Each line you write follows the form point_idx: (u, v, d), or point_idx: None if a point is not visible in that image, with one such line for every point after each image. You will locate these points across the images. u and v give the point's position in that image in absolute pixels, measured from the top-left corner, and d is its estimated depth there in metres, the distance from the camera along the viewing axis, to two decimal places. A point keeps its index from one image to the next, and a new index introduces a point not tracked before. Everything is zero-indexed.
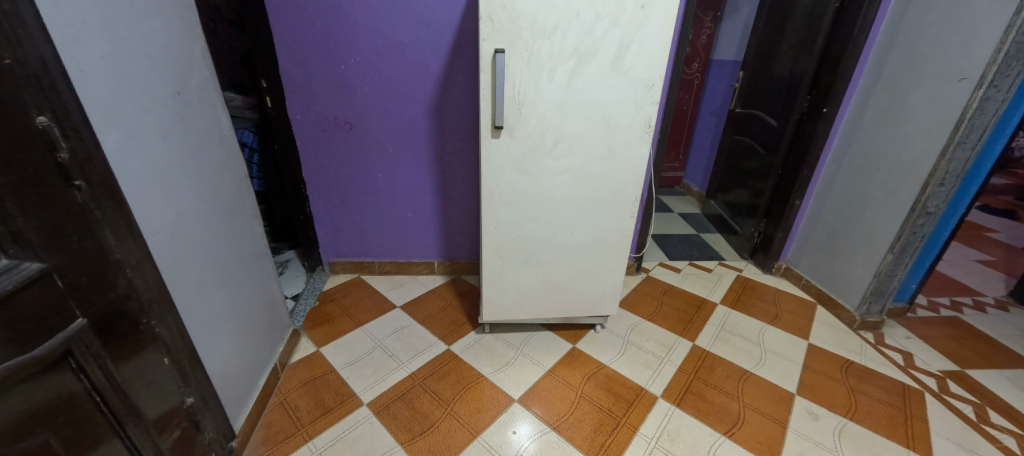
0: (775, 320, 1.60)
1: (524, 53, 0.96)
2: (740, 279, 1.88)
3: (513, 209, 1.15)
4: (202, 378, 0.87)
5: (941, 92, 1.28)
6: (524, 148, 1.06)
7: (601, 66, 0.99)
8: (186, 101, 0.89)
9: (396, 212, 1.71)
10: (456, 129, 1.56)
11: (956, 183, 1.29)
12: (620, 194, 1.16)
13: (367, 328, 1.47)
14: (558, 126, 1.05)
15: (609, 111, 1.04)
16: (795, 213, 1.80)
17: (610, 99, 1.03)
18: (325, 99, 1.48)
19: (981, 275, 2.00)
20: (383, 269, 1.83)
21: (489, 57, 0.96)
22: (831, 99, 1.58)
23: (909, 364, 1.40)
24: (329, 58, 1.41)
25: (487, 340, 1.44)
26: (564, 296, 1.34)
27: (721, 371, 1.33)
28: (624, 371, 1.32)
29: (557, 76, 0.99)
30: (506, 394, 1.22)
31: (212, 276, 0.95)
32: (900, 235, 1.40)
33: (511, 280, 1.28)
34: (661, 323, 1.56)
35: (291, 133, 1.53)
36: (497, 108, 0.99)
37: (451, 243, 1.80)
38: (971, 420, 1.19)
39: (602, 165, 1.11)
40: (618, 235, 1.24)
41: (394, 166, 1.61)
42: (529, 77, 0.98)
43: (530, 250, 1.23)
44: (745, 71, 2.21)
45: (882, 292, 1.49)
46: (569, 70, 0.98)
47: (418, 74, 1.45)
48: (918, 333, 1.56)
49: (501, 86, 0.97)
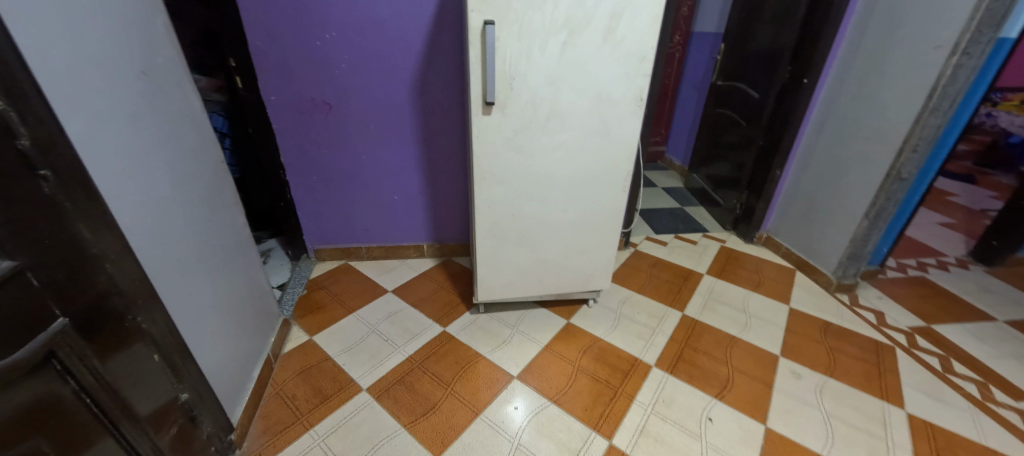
0: (757, 287, 1.67)
1: (515, 25, 0.92)
2: (724, 249, 1.93)
3: (506, 187, 1.14)
4: (195, 372, 0.85)
5: (917, 60, 1.32)
6: (516, 125, 1.04)
7: (593, 37, 0.96)
8: (153, 81, 0.83)
9: (382, 195, 1.67)
10: (441, 107, 1.51)
11: (928, 149, 1.35)
12: (613, 169, 1.16)
13: (360, 314, 1.45)
14: (551, 101, 1.02)
15: (601, 84, 1.02)
16: (776, 183, 1.85)
17: (602, 71, 1.01)
18: (300, 78, 1.40)
19: (944, 237, 2.13)
20: (371, 254, 1.79)
21: (478, 31, 0.92)
22: (811, 69, 1.60)
23: (881, 323, 1.49)
24: (302, 34, 1.33)
25: (483, 320, 1.44)
26: (558, 273, 1.35)
27: (710, 339, 1.38)
28: (618, 343, 1.35)
29: (549, 49, 0.96)
30: (505, 372, 1.23)
31: (197, 267, 0.91)
32: (876, 201, 1.46)
33: (506, 259, 1.28)
34: (651, 295, 1.60)
35: (266, 116, 1.46)
36: (488, 83, 0.96)
37: (440, 225, 1.77)
38: (937, 371, 1.29)
39: (595, 140, 1.10)
40: (610, 211, 1.24)
41: (378, 148, 1.56)
42: (521, 50, 0.95)
43: (524, 228, 1.22)
44: (726, 43, 2.21)
45: (857, 256, 1.56)
46: (561, 43, 0.95)
47: (400, 50, 1.39)
48: (889, 293, 1.66)
49: (490, 61, 0.94)
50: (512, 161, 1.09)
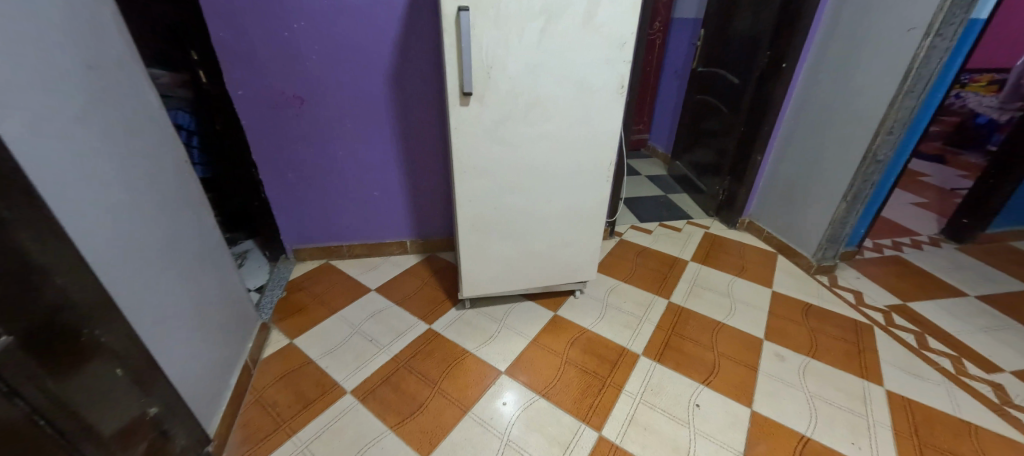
0: (741, 271, 1.69)
1: (490, 10, 0.88)
2: (707, 235, 1.95)
3: (487, 180, 1.11)
4: (164, 385, 0.81)
5: (892, 42, 1.33)
6: (495, 115, 1.01)
7: (572, 23, 0.93)
8: (102, 76, 0.77)
9: (362, 191, 1.62)
10: (419, 99, 1.47)
11: (902, 131, 1.37)
12: (597, 158, 1.14)
13: (342, 315, 1.41)
14: (531, 90, 0.99)
15: (582, 70, 0.99)
16: (757, 168, 1.86)
17: (582, 57, 0.98)
18: (268, 70, 1.33)
19: (917, 216, 2.19)
20: (352, 252, 1.74)
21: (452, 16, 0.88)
22: (790, 54, 1.60)
23: (860, 302, 1.53)
24: (268, 24, 1.26)
25: (469, 315, 1.42)
26: (544, 265, 1.33)
27: (696, 325, 1.39)
28: (606, 334, 1.35)
29: (527, 36, 0.93)
30: (493, 367, 1.22)
31: (161, 274, 0.86)
32: (853, 184, 1.48)
33: (490, 253, 1.26)
34: (637, 283, 1.60)
35: (233, 111, 1.39)
36: (465, 72, 0.92)
37: (422, 220, 1.73)
38: (913, 347, 1.33)
39: (576, 130, 1.08)
40: (595, 201, 1.22)
41: (355, 142, 1.51)
42: (498, 36, 0.91)
43: (508, 220, 1.20)
44: (706, 29, 2.20)
45: (836, 239, 1.59)
46: (539, 29, 0.92)
47: (373, 40, 1.33)
48: (866, 273, 1.70)
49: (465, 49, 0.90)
50: (492, 152, 1.06)
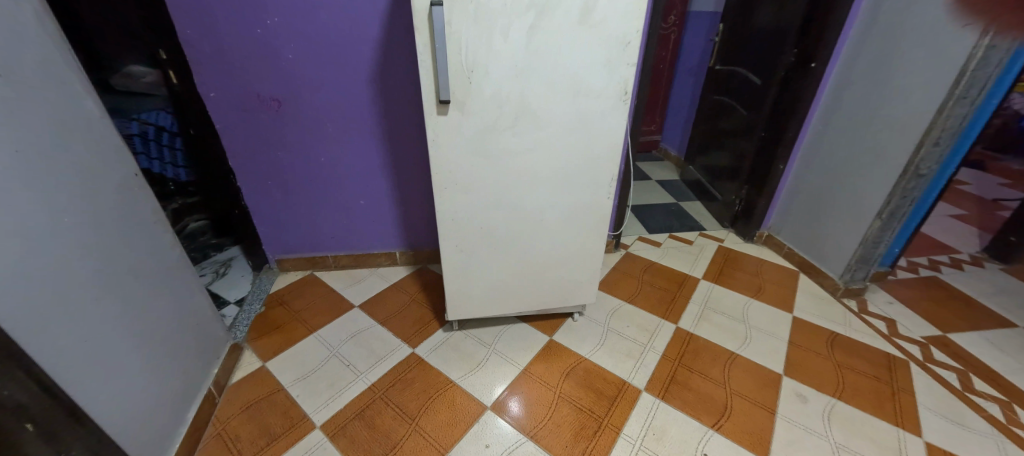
0: (758, 292, 1.54)
1: (468, 5, 0.75)
2: (721, 250, 1.79)
3: (471, 197, 0.99)
4: (90, 434, 0.71)
5: (941, 40, 1.16)
6: (478, 126, 0.88)
7: (566, 19, 0.80)
8: (17, 83, 0.67)
9: (347, 200, 1.52)
10: (406, 101, 1.35)
11: (951, 142, 1.20)
12: (596, 174, 1.01)
13: (321, 335, 1.31)
14: (518, 98, 0.87)
15: (578, 75, 0.86)
16: (779, 178, 1.69)
17: (578, 59, 0.84)
18: (240, 71, 1.23)
19: (956, 230, 1.99)
20: (339, 263, 1.64)
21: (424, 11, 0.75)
22: (820, 52, 1.43)
23: (893, 333, 1.37)
24: (239, 20, 1.15)
25: (457, 338, 1.31)
26: (537, 288, 1.21)
27: (707, 356, 1.25)
28: (605, 364, 1.22)
29: (513, 35, 0.80)
30: (478, 401, 1.11)
31: (90, 305, 0.77)
32: (890, 200, 1.31)
33: (477, 275, 1.14)
34: (642, 305, 1.47)
35: (206, 115, 1.29)
36: (440, 77, 0.80)
37: (412, 230, 1.62)
38: (955, 388, 1.17)
39: (572, 141, 0.95)
40: (595, 219, 1.09)
41: (338, 148, 1.40)
42: (478, 36, 0.78)
43: (496, 240, 1.08)
44: (725, 23, 2.02)
45: (867, 260, 1.43)
46: (527, 27, 0.79)
47: (354, 37, 1.22)
48: (899, 297, 1.53)
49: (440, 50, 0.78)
50: (476, 166, 0.94)
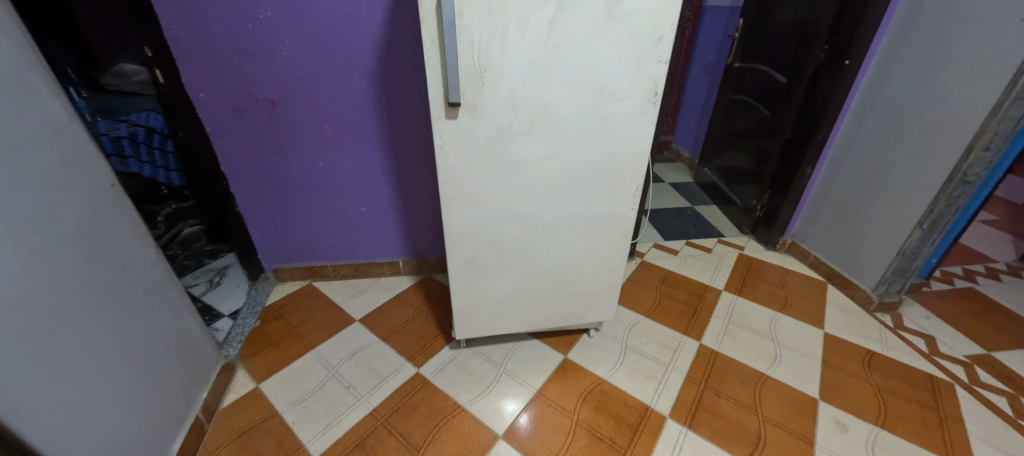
0: (784, 306, 1.44)
1: None
2: (742, 258, 1.70)
3: (482, 209, 0.90)
4: None
5: (996, 36, 1.05)
6: (490, 132, 0.79)
7: (593, 10, 0.70)
8: None
9: (347, 206, 1.43)
10: (410, 102, 1.26)
11: (1003, 148, 1.10)
12: (619, 184, 0.92)
13: (319, 353, 1.23)
14: (537, 100, 0.77)
15: (604, 74, 0.77)
16: (805, 183, 1.59)
17: (605, 55, 0.75)
18: (230, 68, 1.14)
19: (988, 237, 1.89)
20: (339, 273, 1.55)
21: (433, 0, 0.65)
22: (854, 49, 1.33)
23: (933, 351, 1.27)
24: (228, 14, 1.06)
25: (464, 356, 1.22)
26: (552, 305, 1.12)
27: (735, 377, 1.16)
28: (625, 386, 1.13)
29: (532, 29, 0.70)
30: (488, 429, 1.02)
31: (50, 335, 0.68)
32: (932, 209, 1.22)
33: (487, 292, 1.05)
34: (662, 319, 1.37)
35: (195, 117, 1.20)
36: (449, 77, 0.71)
37: (416, 238, 1.53)
38: (1008, 416, 1.07)
39: (595, 148, 0.85)
40: (616, 232, 1.00)
41: (338, 152, 1.31)
42: (492, 28, 0.69)
43: (508, 255, 0.99)
44: (744, 18, 1.92)
45: (904, 272, 1.34)
46: (548, 20, 0.70)
47: (354, 33, 1.12)
48: (936, 311, 1.43)
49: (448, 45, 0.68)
50: (487, 175, 0.85)
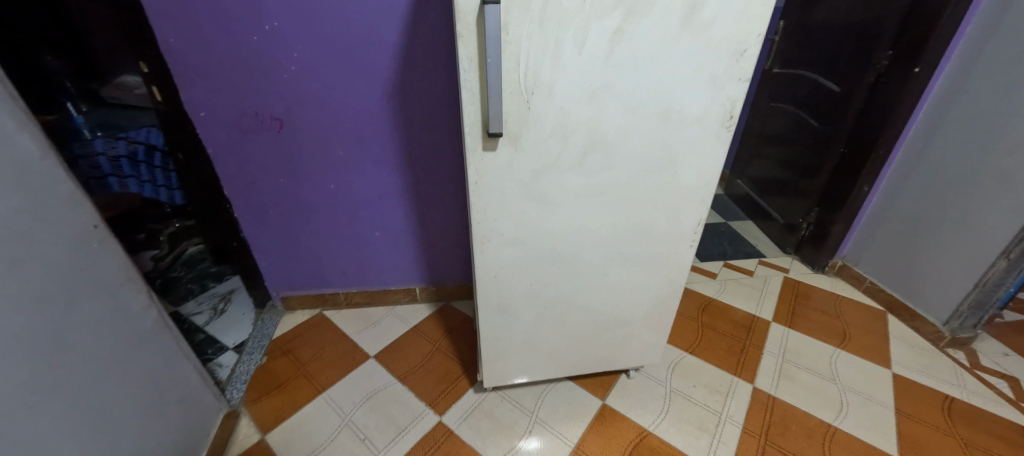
0: (843, 340, 1.30)
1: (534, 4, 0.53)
2: (788, 283, 1.56)
3: (520, 250, 0.77)
4: None
5: None
6: (534, 165, 0.67)
7: (667, 20, 0.57)
8: None
9: (360, 231, 1.32)
10: (430, 119, 1.14)
11: None
12: (679, 220, 0.79)
13: (331, 396, 1.12)
14: (591, 128, 0.65)
15: (674, 96, 0.64)
16: (861, 201, 1.45)
17: (677, 74, 0.62)
18: (233, 85, 1.03)
19: None
20: (351, 301, 1.44)
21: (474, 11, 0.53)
22: (926, 55, 1.18)
23: (1021, 397, 1.12)
24: (230, 25, 0.95)
25: (491, 401, 1.10)
26: (592, 349, 0.99)
27: (798, 430, 1.02)
28: (674, 441, 1.00)
29: (591, 44, 0.57)
30: None
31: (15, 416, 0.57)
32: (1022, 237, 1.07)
33: (520, 338, 0.93)
34: (707, 356, 1.24)
35: (196, 137, 1.09)
36: (490, 104, 0.58)
37: (434, 264, 1.42)
38: None
39: (654, 181, 0.73)
40: (671, 272, 0.87)
41: (351, 174, 1.20)
42: (544, 44, 0.56)
43: (547, 299, 0.87)
44: (785, 20, 1.77)
45: (982, 305, 1.19)
46: (612, 33, 0.57)
47: (369, 44, 1.01)
48: (1015, 347, 1.28)
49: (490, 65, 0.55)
50: (527, 213, 0.72)
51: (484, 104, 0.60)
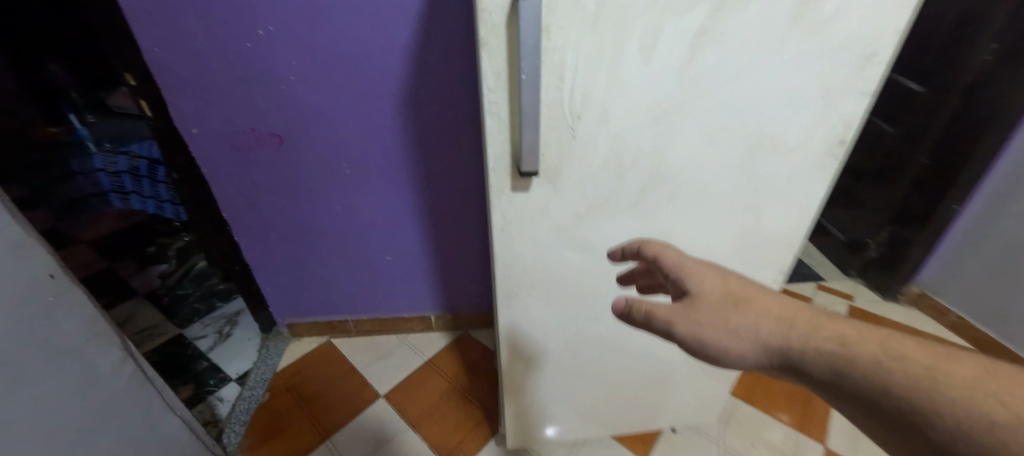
0: None
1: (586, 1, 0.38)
2: (853, 313, 1.36)
3: (556, 305, 0.63)
4: None
5: None
6: (578, 208, 0.52)
7: (772, 16, 0.41)
8: None
9: (370, 254, 1.20)
10: (445, 134, 1.00)
11: None
12: (755, 269, 0.63)
13: (336, 445, 1.02)
14: (655, 161, 0.49)
15: (767, 118, 0.47)
16: (947, 222, 1.23)
17: (775, 90, 0.45)
18: (225, 99, 0.91)
19: None
20: (361, 328, 1.32)
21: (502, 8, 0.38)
22: None
23: None
24: (218, 31, 0.83)
25: None
26: (631, 404, 0.86)
27: None
28: None
29: (661, 54, 0.42)
30: None
31: None
32: None
33: (551, 396, 0.79)
34: (767, 405, 1.07)
35: (188, 155, 0.98)
36: (523, 136, 0.43)
37: (451, 289, 1.29)
38: None
39: (730, 223, 0.57)
40: None
41: (359, 194, 1.08)
42: (596, 52, 0.41)
43: (582, 354, 0.72)
44: None
45: None
46: (692, 38, 0.41)
47: (375, 51, 0.87)
48: None
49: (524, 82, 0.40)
50: (564, 261, 0.58)
51: (514, 131, 0.45)
